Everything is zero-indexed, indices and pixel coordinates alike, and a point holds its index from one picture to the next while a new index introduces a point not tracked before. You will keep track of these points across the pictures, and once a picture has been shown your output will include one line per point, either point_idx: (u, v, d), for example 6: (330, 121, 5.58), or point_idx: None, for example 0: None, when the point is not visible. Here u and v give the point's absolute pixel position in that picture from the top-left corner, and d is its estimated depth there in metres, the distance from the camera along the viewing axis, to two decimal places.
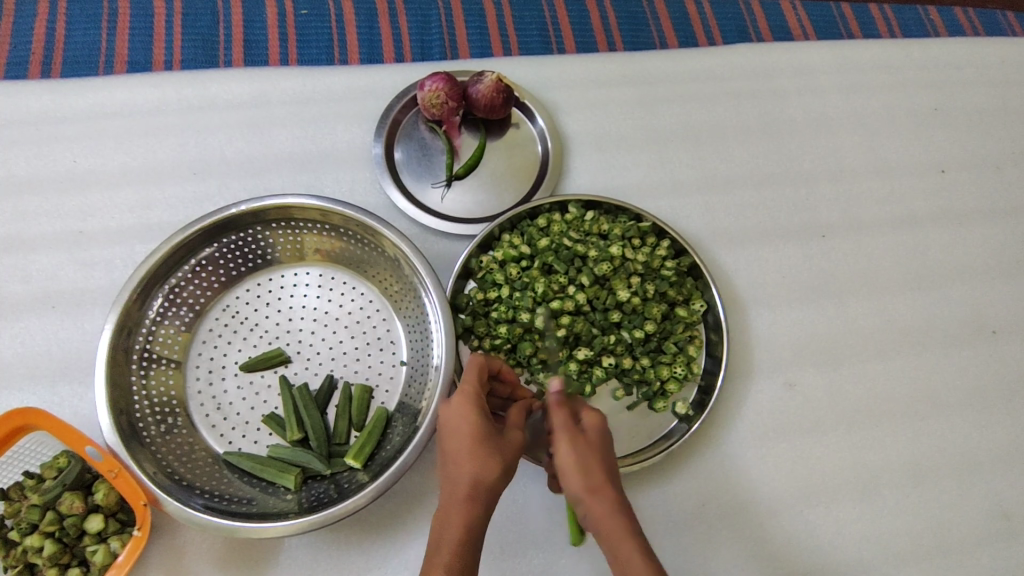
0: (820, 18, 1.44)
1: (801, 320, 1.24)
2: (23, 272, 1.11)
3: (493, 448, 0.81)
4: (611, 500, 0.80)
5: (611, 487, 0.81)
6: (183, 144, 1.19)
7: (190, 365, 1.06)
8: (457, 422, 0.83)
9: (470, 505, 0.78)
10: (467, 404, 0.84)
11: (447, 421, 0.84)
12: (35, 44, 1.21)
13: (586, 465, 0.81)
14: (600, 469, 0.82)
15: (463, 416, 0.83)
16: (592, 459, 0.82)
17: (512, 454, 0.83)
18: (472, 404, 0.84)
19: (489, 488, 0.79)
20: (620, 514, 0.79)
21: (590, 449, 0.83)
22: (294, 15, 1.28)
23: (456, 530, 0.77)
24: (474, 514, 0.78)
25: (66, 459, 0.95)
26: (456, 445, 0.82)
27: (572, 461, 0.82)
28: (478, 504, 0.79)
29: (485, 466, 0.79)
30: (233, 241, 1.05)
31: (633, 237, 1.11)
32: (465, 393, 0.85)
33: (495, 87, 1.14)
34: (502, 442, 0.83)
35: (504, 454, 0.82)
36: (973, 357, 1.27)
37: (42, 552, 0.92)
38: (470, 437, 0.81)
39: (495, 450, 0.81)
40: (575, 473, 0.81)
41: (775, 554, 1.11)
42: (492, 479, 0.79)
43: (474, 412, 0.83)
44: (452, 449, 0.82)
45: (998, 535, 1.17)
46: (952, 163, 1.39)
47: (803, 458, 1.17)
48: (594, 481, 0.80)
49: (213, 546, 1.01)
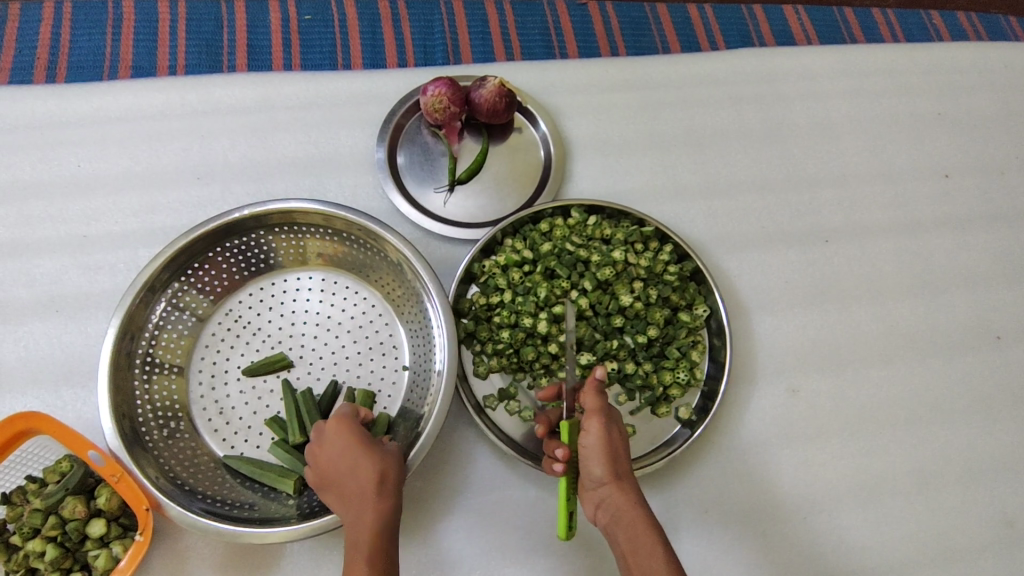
0: (823, 22, 1.44)
1: (804, 325, 1.24)
2: (26, 277, 1.11)
3: (372, 453, 0.86)
4: (634, 490, 0.85)
5: (633, 478, 0.86)
6: (186, 149, 1.19)
7: (192, 369, 1.06)
8: (336, 437, 0.88)
9: (378, 499, 0.83)
10: (339, 425, 0.89)
11: (327, 446, 0.88)
12: (40, 50, 1.21)
13: (615, 453, 0.85)
14: (625, 459, 0.86)
15: (341, 429, 0.88)
16: (620, 449, 0.86)
17: (393, 455, 0.88)
18: (342, 424, 0.89)
19: (385, 482, 0.84)
20: (639, 505, 0.84)
21: (618, 441, 0.87)
22: (297, 21, 1.29)
23: (364, 531, 0.81)
24: (381, 510, 0.82)
25: (69, 464, 0.95)
26: (339, 459, 0.86)
27: (604, 449, 0.84)
28: (381, 501, 0.83)
29: (369, 463, 0.85)
30: (237, 245, 1.05)
31: (636, 242, 1.12)
32: (337, 419, 0.90)
33: (498, 92, 1.14)
34: (380, 448, 0.88)
35: (383, 452, 0.87)
36: (977, 362, 1.27)
37: (44, 557, 0.92)
38: (355, 445, 0.86)
39: (373, 454, 0.86)
40: (608, 460, 0.84)
41: (778, 560, 1.10)
42: (382, 474, 0.84)
43: (344, 425, 0.89)
44: (340, 460, 0.86)
45: (1002, 542, 1.16)
46: (955, 168, 1.39)
47: (806, 464, 1.16)
48: (621, 470, 0.85)
49: (215, 551, 1.01)
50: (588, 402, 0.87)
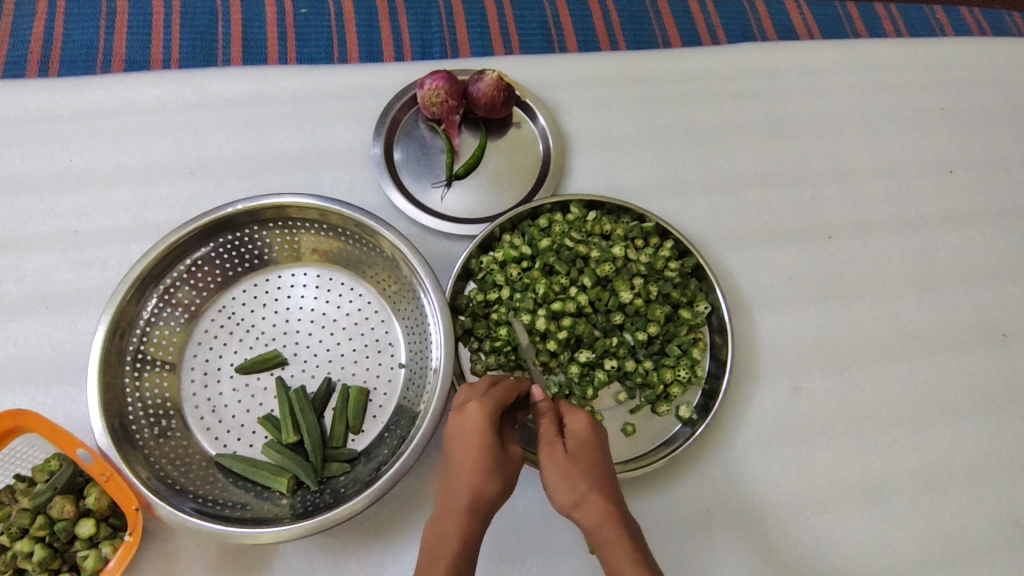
0: (825, 17, 1.43)
1: (807, 322, 1.22)
2: (17, 273, 1.10)
3: (499, 467, 0.79)
4: (598, 510, 0.77)
5: (599, 496, 0.78)
6: (179, 144, 1.17)
7: (184, 366, 1.04)
8: (469, 431, 0.80)
9: (470, 518, 0.77)
10: (480, 417, 0.81)
11: (455, 430, 0.82)
12: (32, 43, 1.20)
13: (565, 476, 0.80)
14: (582, 478, 0.79)
15: (472, 429, 0.80)
16: (572, 471, 0.80)
17: (511, 471, 0.82)
18: (487, 417, 0.81)
19: (487, 505, 0.78)
20: (609, 525, 0.76)
21: (570, 462, 0.81)
22: (293, 14, 1.27)
23: (455, 539, 0.75)
24: (473, 530, 0.77)
25: (58, 463, 0.93)
26: (465, 455, 0.79)
27: (552, 473, 0.81)
28: (477, 518, 0.77)
29: (488, 481, 0.78)
30: (229, 241, 1.04)
31: (636, 238, 1.10)
32: (480, 405, 0.82)
33: (495, 85, 1.12)
34: (507, 461, 0.81)
35: (507, 470, 0.80)
36: (983, 360, 1.25)
37: (32, 557, 0.91)
38: (477, 456, 0.79)
39: (501, 466, 0.79)
40: (559, 487, 0.80)
41: (781, 561, 1.08)
42: (493, 496, 0.78)
43: (487, 423, 0.80)
44: (463, 456, 0.79)
45: (1010, 542, 1.14)
46: (960, 163, 1.37)
47: (810, 464, 1.14)
48: (578, 492, 0.79)
49: (206, 551, 0.99)
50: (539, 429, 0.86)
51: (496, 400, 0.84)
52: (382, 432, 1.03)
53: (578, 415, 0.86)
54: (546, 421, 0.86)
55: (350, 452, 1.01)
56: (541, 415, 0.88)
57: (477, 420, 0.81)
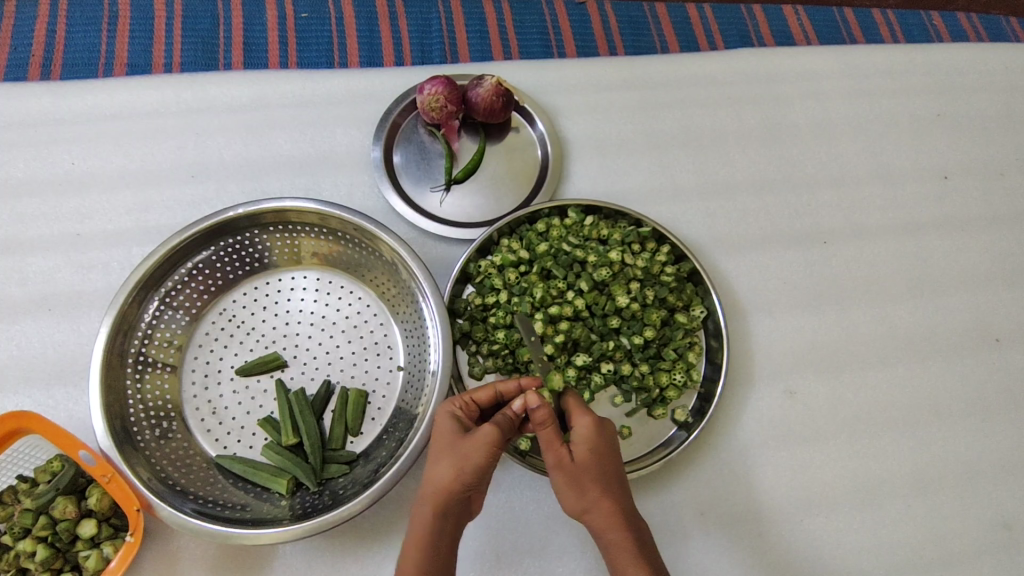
0: (823, 23, 1.44)
1: (802, 327, 1.23)
2: (19, 274, 1.11)
3: (448, 453, 0.84)
4: (606, 515, 0.83)
5: (607, 503, 0.83)
6: (181, 147, 1.18)
7: (185, 368, 1.05)
8: (440, 435, 0.87)
9: (430, 506, 0.82)
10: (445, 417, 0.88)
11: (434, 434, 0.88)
12: (35, 46, 1.21)
13: (576, 485, 0.84)
14: (593, 487, 0.84)
15: (441, 426, 0.87)
16: (582, 479, 0.84)
17: (474, 453, 0.83)
18: (446, 414, 0.88)
19: (444, 492, 0.82)
20: (616, 530, 0.82)
21: (581, 469, 0.84)
22: (294, 19, 1.28)
23: (419, 533, 0.81)
24: (431, 519, 0.82)
25: (60, 464, 0.94)
26: (437, 455, 0.85)
27: (562, 481, 0.85)
28: (430, 505, 0.82)
29: (442, 468, 0.83)
30: (230, 245, 1.05)
31: (633, 243, 1.11)
32: (451, 407, 0.90)
33: (494, 91, 1.13)
34: (466, 443, 0.84)
35: (462, 455, 0.83)
36: (977, 365, 1.26)
37: (35, 557, 0.92)
38: (438, 449, 0.85)
39: (452, 452, 0.84)
40: (568, 493, 0.85)
41: (774, 563, 1.10)
42: (447, 482, 0.82)
43: (447, 421, 0.87)
44: (432, 454, 0.86)
45: (1002, 546, 1.15)
46: (956, 169, 1.38)
47: (805, 467, 1.15)
48: (587, 500, 0.84)
49: (207, 551, 1.00)
50: (540, 432, 0.85)
51: (468, 402, 0.91)
52: (380, 435, 1.04)
53: (586, 419, 0.87)
54: (548, 427, 0.84)
55: (349, 454, 1.02)
56: (542, 420, 0.84)
57: (444, 416, 0.88)
